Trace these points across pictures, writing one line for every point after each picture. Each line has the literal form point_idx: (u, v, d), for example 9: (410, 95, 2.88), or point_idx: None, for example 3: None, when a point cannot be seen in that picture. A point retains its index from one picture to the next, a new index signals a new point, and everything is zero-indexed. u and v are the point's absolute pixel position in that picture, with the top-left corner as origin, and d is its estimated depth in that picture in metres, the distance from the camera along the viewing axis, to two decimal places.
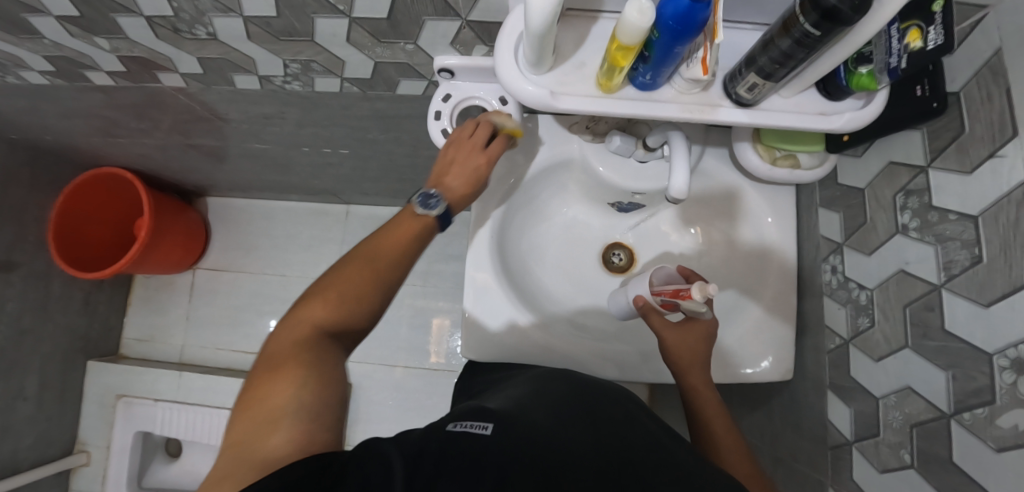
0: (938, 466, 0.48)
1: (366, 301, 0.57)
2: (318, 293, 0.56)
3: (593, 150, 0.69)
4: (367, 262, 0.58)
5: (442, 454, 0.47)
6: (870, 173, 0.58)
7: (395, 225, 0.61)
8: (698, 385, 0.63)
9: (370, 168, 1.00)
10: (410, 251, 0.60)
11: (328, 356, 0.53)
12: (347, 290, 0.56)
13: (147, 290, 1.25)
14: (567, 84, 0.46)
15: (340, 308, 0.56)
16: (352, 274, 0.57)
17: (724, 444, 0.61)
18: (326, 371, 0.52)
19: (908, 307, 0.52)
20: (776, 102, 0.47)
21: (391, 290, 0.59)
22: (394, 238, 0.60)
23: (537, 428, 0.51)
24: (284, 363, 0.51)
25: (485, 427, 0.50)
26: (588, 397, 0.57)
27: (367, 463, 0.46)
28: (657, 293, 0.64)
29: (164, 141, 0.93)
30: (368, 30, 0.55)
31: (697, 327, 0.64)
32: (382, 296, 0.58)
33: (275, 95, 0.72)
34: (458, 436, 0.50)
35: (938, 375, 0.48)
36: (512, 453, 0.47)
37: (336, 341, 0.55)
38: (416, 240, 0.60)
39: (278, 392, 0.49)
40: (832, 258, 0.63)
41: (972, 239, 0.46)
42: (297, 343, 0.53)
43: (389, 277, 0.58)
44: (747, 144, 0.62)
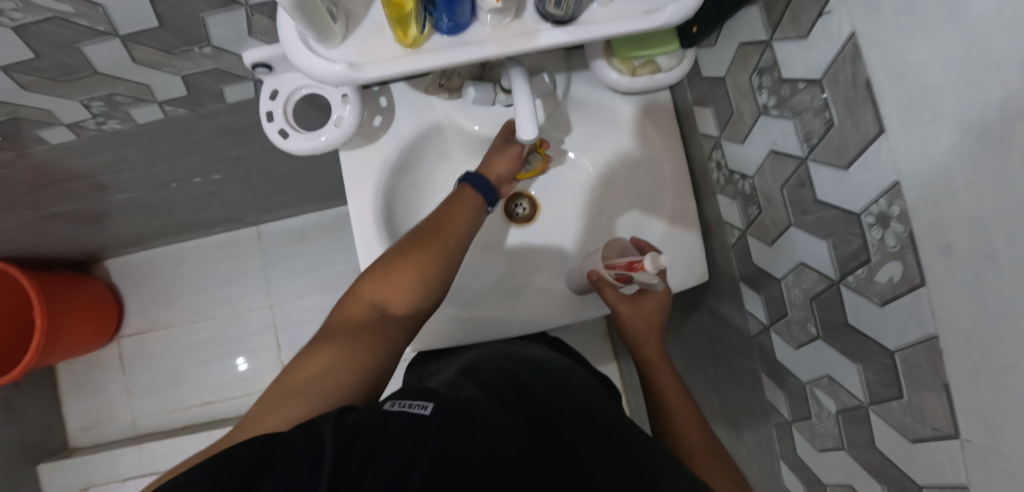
0: (839, 331, 0.49)
1: (423, 283, 0.54)
2: (380, 269, 0.55)
3: (456, 108, 0.65)
4: (427, 242, 0.55)
5: (378, 432, 0.40)
6: (726, 59, 0.55)
7: (455, 209, 0.59)
8: (653, 355, 0.66)
9: (257, 185, 0.94)
10: (459, 240, 0.57)
11: (376, 335, 0.51)
12: (406, 267, 0.54)
13: (75, 374, 1.17)
14: (368, 51, 0.42)
15: (399, 293, 0.54)
16: (410, 256, 0.55)
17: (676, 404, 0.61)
18: (367, 352, 0.49)
19: (785, 186, 0.51)
20: (597, 13, 0.44)
21: (455, 274, 0.57)
22: (457, 218, 0.58)
23: (480, 410, 0.45)
24: (329, 338, 0.50)
25: (426, 406, 0.44)
26: (537, 388, 0.54)
27: (296, 443, 0.39)
28: (611, 266, 0.64)
29: (17, 220, 0.84)
30: (150, 45, 0.49)
31: (649, 300, 0.66)
32: (442, 279, 0.56)
33: (100, 141, 0.65)
34: (396, 416, 0.42)
35: (821, 245, 0.48)
36: (459, 435, 0.41)
37: (387, 324, 0.52)
38: (468, 221, 0.58)
39: (314, 365, 0.47)
40: (715, 154, 0.62)
41: (821, 105, 0.44)
42: (345, 323, 0.52)
43: (450, 261, 0.56)
44: (603, 60, 0.59)
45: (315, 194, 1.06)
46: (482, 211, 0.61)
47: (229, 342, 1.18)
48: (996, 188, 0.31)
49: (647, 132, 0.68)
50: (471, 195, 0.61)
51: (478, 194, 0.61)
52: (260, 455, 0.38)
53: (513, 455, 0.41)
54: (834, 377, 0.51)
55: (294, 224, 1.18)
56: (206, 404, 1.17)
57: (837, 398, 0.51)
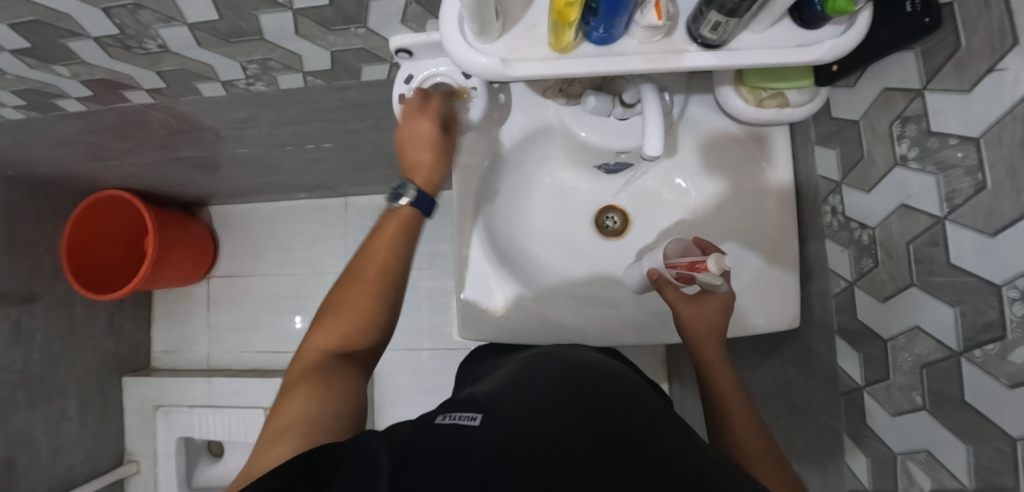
0: (951, 406, 0.46)
1: (352, 331, 0.59)
2: (323, 316, 0.60)
3: (571, 114, 0.66)
4: (353, 286, 0.60)
5: (427, 446, 0.47)
6: (864, 103, 0.53)
7: (380, 232, 0.61)
8: (714, 360, 0.63)
9: (360, 158, 0.99)
10: (396, 264, 0.61)
11: (347, 375, 0.57)
12: (336, 321, 0.59)
13: (167, 303, 1.27)
14: (518, 50, 0.44)
15: (345, 333, 0.59)
16: (343, 305, 0.59)
17: (734, 417, 0.60)
18: (336, 389, 0.54)
19: (912, 242, 0.49)
20: (750, 39, 0.44)
21: (381, 323, 0.61)
22: (386, 236, 0.61)
23: (523, 416, 0.49)
24: (312, 375, 0.55)
25: (474, 420, 0.49)
26: (585, 380, 0.56)
27: (356, 457, 0.46)
28: (672, 265, 0.63)
29: (153, 157, 0.94)
30: (314, 19, 0.53)
31: (713, 302, 0.62)
32: (371, 323, 0.60)
33: (243, 98, 0.71)
34: (445, 429, 0.48)
35: (946, 312, 0.46)
36: (498, 445, 0.46)
37: (346, 362, 0.58)
38: (404, 235, 0.61)
39: (295, 401, 0.52)
40: (831, 198, 0.59)
41: (974, 164, 0.42)
42: (309, 369, 0.57)
43: (378, 306, 0.60)
44: (730, 88, 0.58)
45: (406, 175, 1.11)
46: (422, 219, 0.62)
47: (302, 300, 1.25)
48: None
49: (759, 165, 0.66)
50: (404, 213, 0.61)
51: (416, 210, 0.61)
52: (316, 478, 0.45)
53: (552, 450, 0.45)
54: (934, 453, 0.48)
55: (380, 200, 1.24)
56: (273, 353, 1.25)
57: (933, 477, 0.48)
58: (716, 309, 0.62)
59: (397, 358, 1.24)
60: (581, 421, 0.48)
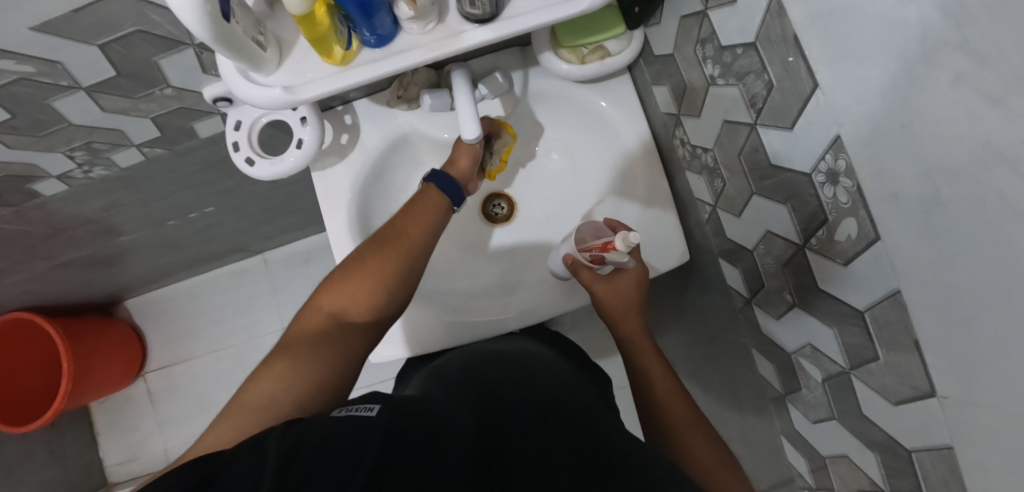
0: (813, 296, 0.47)
1: (384, 291, 0.51)
2: (338, 274, 0.52)
3: (418, 118, 0.66)
4: (394, 243, 0.53)
5: (322, 439, 0.35)
6: (671, 35, 0.55)
7: (417, 211, 0.55)
8: (634, 332, 0.63)
9: (252, 213, 0.97)
10: (426, 244, 0.54)
11: (343, 346, 0.48)
12: (365, 275, 0.51)
13: (108, 412, 1.22)
14: (301, 73, 0.43)
15: (358, 299, 0.50)
16: (374, 264, 0.51)
17: (656, 383, 0.59)
18: (319, 363, 0.46)
19: (741, 154, 0.50)
20: (520, 5, 0.44)
21: (410, 288, 0.53)
22: (420, 217, 0.55)
23: (445, 411, 0.41)
24: (285, 349, 0.47)
25: (372, 408, 0.38)
26: (492, 377, 0.50)
27: (243, 456, 0.34)
28: (586, 249, 0.62)
29: (34, 270, 0.90)
30: (113, 92, 0.52)
31: (625, 277, 0.62)
32: (404, 284, 0.52)
33: (90, 188, 0.69)
34: (343, 418, 0.37)
35: (782, 210, 0.47)
36: (421, 436, 0.36)
37: (345, 334, 0.49)
38: (434, 215, 0.56)
39: (263, 381, 0.45)
40: (678, 131, 0.60)
41: (759, 67, 0.43)
42: (308, 334, 0.49)
43: (414, 265, 0.53)
44: (551, 53, 0.58)
45: (312, 216, 1.09)
46: (451, 210, 0.58)
47: (246, 368, 1.22)
48: (910, 146, 0.32)
49: (613, 117, 0.67)
50: (435, 195, 0.57)
51: (444, 194, 0.57)
52: (202, 471, 0.33)
53: (483, 451, 0.38)
54: (815, 345, 0.49)
55: (298, 248, 1.22)
56: None
57: (821, 367, 0.49)
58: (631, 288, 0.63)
59: None
60: (496, 418, 0.42)
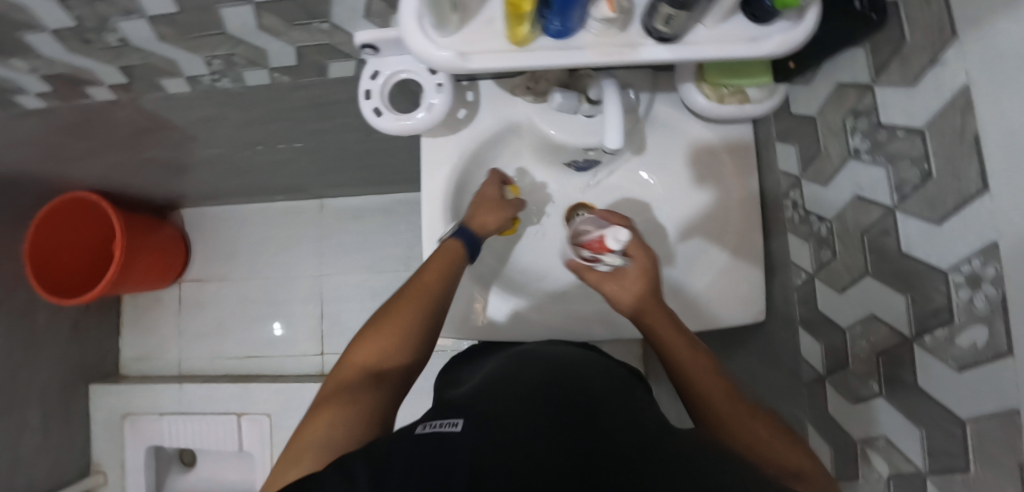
0: (905, 392, 0.46)
1: (405, 335, 0.55)
2: (367, 331, 0.56)
3: (537, 112, 0.66)
4: (420, 290, 0.58)
5: (411, 453, 0.41)
6: (819, 98, 0.55)
7: (433, 260, 0.60)
8: (668, 335, 0.58)
9: (332, 158, 0.98)
10: (445, 288, 0.59)
11: (371, 393, 0.52)
12: (389, 324, 0.56)
13: (136, 309, 1.24)
14: (476, 43, 0.44)
15: (385, 345, 0.54)
16: (399, 313, 0.56)
17: (710, 392, 0.54)
18: (355, 408, 0.50)
19: (867, 233, 0.50)
20: (702, 33, 0.44)
21: (429, 330, 0.57)
22: (434, 270, 0.59)
23: (515, 419, 0.45)
24: (325, 400, 0.51)
25: (456, 424, 0.44)
26: (566, 383, 0.51)
27: (331, 473, 0.39)
28: (584, 249, 0.63)
29: (118, 157, 0.92)
30: (277, 13, 0.53)
31: (631, 273, 0.60)
32: (422, 329, 0.56)
33: (208, 96, 0.70)
34: (428, 436, 0.43)
35: (898, 298, 0.46)
36: (492, 447, 0.41)
37: (376, 384, 0.53)
38: (451, 265, 0.60)
39: (311, 431, 0.48)
40: (792, 193, 0.60)
41: (920, 155, 0.43)
42: (342, 386, 0.52)
43: (432, 310, 0.57)
44: (691, 85, 0.58)
45: (382, 176, 1.10)
46: (467, 257, 0.62)
47: (275, 304, 1.23)
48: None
49: (724, 161, 0.67)
50: (455, 246, 0.62)
51: (462, 247, 0.62)
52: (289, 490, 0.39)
53: (551, 452, 0.41)
54: (891, 440, 0.48)
55: (356, 203, 1.23)
56: (245, 358, 1.22)
57: (890, 463, 0.48)
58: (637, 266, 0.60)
59: None
60: (577, 434, 0.43)
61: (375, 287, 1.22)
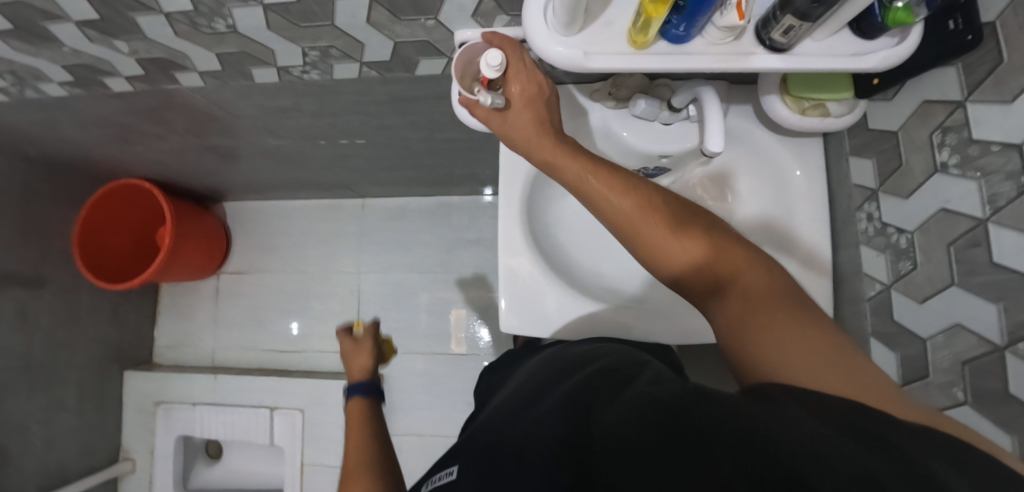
0: (994, 400, 0.47)
1: (368, 462, 0.62)
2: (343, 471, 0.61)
3: (616, 116, 0.68)
4: (352, 443, 0.66)
5: None
6: (902, 115, 0.57)
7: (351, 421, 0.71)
8: (559, 162, 0.55)
9: (388, 156, 1.00)
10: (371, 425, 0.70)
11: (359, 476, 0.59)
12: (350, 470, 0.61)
13: (173, 297, 1.24)
14: (598, 44, 0.46)
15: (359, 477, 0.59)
16: (351, 457, 0.63)
17: (626, 214, 0.51)
18: None
19: (952, 245, 0.51)
20: (810, 46, 0.47)
21: (389, 455, 0.65)
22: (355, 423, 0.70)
23: (516, 443, 0.43)
24: None
25: (452, 472, 0.45)
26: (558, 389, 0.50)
27: None
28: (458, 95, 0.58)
29: (182, 144, 0.94)
30: (388, 7, 0.55)
31: (524, 110, 0.57)
32: (383, 452, 0.65)
33: (293, 86, 0.72)
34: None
35: (988, 308, 0.48)
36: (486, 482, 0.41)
37: None
38: (365, 416, 0.72)
39: None
40: (867, 206, 0.62)
41: (1017, 169, 0.45)
42: None
43: (377, 441, 0.67)
44: (775, 96, 0.61)
45: (431, 177, 1.12)
46: (371, 401, 0.76)
47: (312, 298, 1.24)
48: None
49: (793, 174, 0.69)
50: (356, 405, 0.74)
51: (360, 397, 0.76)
52: None
53: (548, 459, 0.40)
54: None
55: (397, 203, 1.25)
56: (280, 352, 1.22)
57: None
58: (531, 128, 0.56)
59: (407, 362, 1.21)
60: (573, 427, 0.42)
61: (412, 287, 1.24)
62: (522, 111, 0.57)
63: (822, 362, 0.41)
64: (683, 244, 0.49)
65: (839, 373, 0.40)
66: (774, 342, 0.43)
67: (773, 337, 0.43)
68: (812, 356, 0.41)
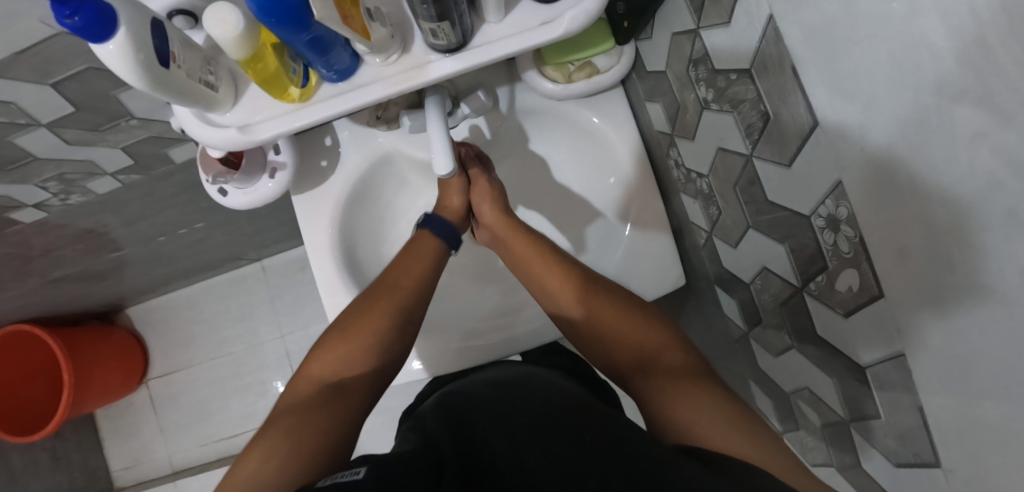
0: (812, 341, 0.44)
1: (380, 341, 0.48)
2: (330, 338, 0.48)
3: (399, 138, 0.63)
4: (392, 294, 0.50)
5: None
6: (663, 51, 0.51)
7: (411, 257, 0.54)
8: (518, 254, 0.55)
9: (246, 226, 0.92)
10: (422, 296, 0.52)
11: (335, 409, 0.43)
12: (356, 333, 0.48)
13: (112, 420, 1.21)
14: (258, 110, 0.41)
15: (347, 359, 0.47)
16: (368, 320, 0.48)
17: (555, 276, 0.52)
18: (288, 427, 0.41)
19: (738, 184, 0.46)
20: (492, 31, 0.40)
21: (389, 353, 0.49)
22: (411, 268, 0.53)
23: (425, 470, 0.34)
24: (270, 427, 0.41)
25: (358, 471, 0.33)
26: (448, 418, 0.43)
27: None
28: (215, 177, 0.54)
29: (28, 286, 0.85)
30: (75, 126, 0.50)
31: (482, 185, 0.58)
32: (391, 344, 0.49)
33: (69, 213, 0.67)
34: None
35: (779, 248, 0.44)
36: None
37: (338, 396, 0.44)
38: (433, 265, 0.54)
39: (248, 464, 0.39)
40: (672, 151, 0.57)
41: (755, 97, 0.39)
42: (295, 404, 0.44)
43: (407, 316, 0.50)
44: (534, 72, 0.54)
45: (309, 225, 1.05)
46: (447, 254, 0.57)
47: (247, 375, 1.20)
48: (916, 195, 0.29)
49: (592, 121, 0.62)
50: (429, 241, 0.56)
51: (438, 240, 0.56)
52: None
53: None
54: (815, 390, 0.46)
55: (295, 254, 1.20)
56: (234, 436, 1.19)
57: (820, 412, 0.47)
58: (493, 208, 0.57)
59: None
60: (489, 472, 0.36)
61: None
62: (480, 186, 0.58)
63: (731, 431, 0.37)
64: (616, 313, 0.49)
65: (748, 442, 0.36)
66: (696, 404, 0.39)
67: (694, 402, 0.40)
68: (728, 425, 0.37)
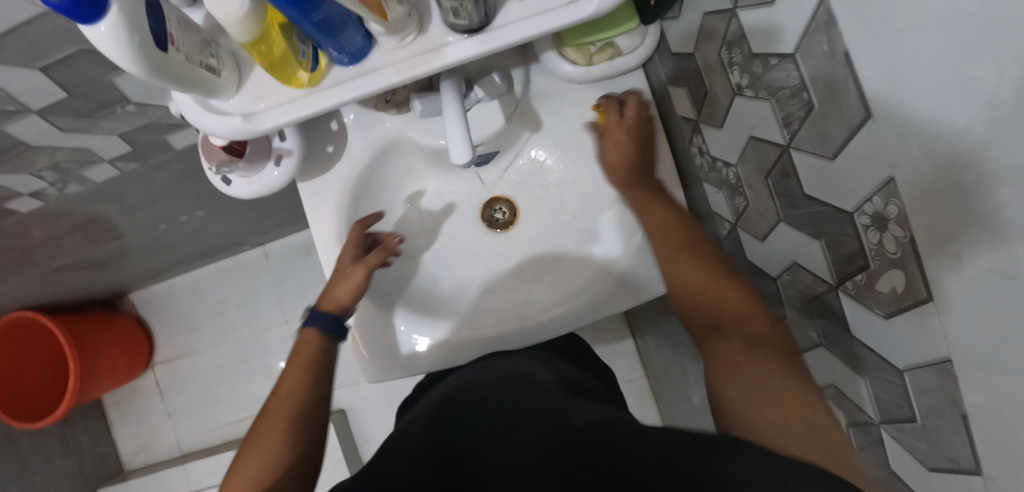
0: (842, 340, 0.43)
1: (296, 433, 0.47)
2: (241, 460, 0.46)
3: (408, 123, 0.61)
4: (290, 392, 0.50)
5: None
6: (691, 33, 0.48)
7: (297, 352, 0.53)
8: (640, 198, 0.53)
9: (249, 212, 0.89)
10: (324, 381, 0.52)
11: None
12: (267, 439, 0.47)
13: (119, 405, 1.21)
14: (263, 96, 0.38)
15: (265, 466, 0.45)
16: (277, 420, 0.48)
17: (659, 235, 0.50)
18: None
19: (769, 176, 0.44)
20: (513, 11, 0.37)
21: (311, 438, 0.48)
22: (303, 360, 0.52)
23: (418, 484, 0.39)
24: None
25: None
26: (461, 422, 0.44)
27: None
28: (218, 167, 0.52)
29: (26, 276, 0.83)
30: (68, 113, 0.47)
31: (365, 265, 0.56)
32: (308, 428, 0.48)
33: (67, 202, 0.65)
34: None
35: (813, 244, 0.42)
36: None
37: None
38: (328, 353, 0.54)
39: None
40: (696, 138, 0.54)
41: (797, 84, 0.37)
42: None
43: (314, 404, 0.50)
44: (553, 53, 0.52)
45: None
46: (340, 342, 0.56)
47: (253, 360, 1.19)
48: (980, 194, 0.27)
49: None
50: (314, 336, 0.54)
51: (326, 333, 0.54)
52: None
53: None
54: (842, 388, 0.46)
55: (298, 238, 1.17)
56: (241, 421, 1.19)
57: (846, 411, 0.46)
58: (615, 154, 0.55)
59: None
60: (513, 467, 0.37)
61: None
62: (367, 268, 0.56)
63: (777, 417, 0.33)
64: (698, 276, 0.46)
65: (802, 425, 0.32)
66: (753, 380, 0.35)
67: (749, 380, 0.36)
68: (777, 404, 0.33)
